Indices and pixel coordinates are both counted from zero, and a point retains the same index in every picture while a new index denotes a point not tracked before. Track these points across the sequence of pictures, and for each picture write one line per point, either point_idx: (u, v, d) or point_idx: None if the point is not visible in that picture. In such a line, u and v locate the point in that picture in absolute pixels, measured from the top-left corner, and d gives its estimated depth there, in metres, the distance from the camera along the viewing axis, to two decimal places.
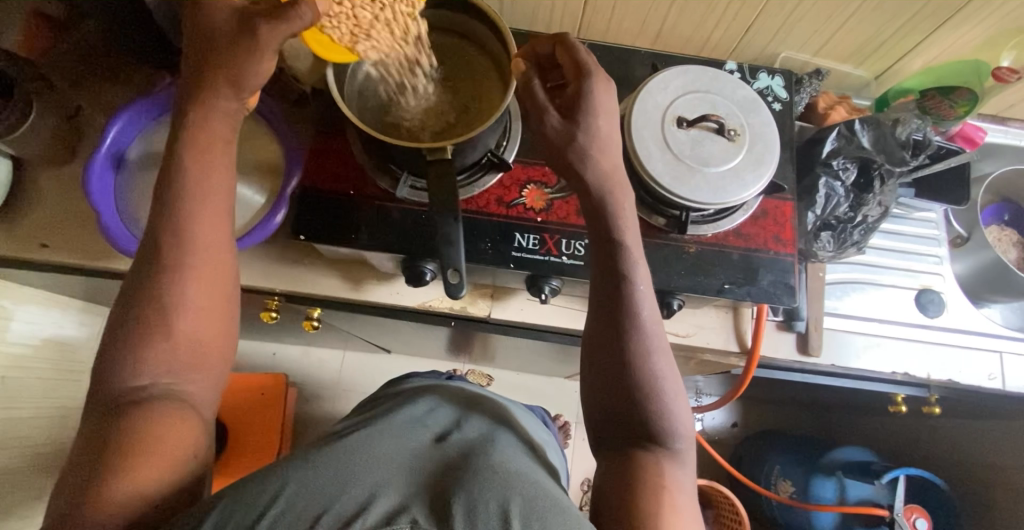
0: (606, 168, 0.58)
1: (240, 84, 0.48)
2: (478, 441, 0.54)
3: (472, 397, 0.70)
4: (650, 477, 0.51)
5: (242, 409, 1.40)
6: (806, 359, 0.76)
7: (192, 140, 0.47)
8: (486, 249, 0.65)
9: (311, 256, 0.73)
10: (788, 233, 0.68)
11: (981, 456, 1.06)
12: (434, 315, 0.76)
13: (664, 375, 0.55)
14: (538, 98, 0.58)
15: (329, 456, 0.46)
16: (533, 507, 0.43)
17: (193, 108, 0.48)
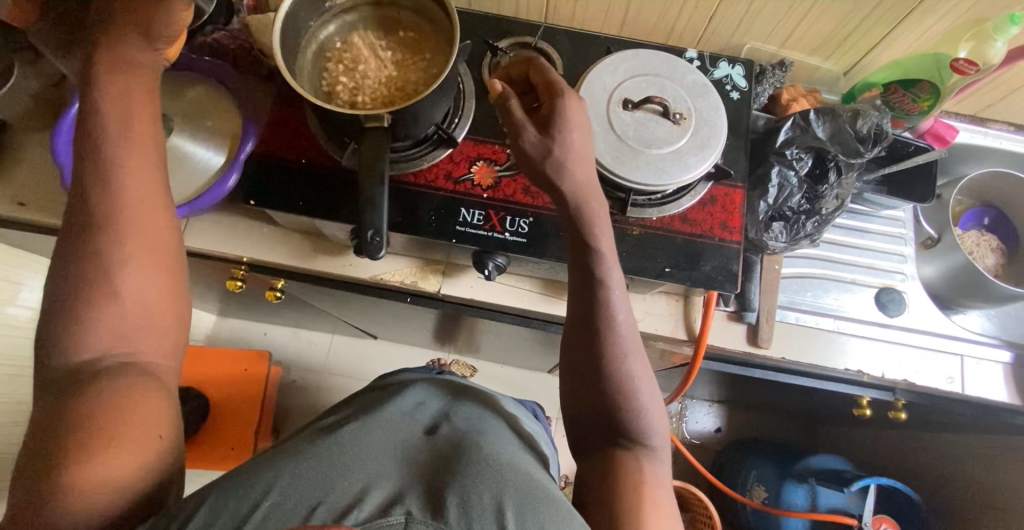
0: (582, 181, 0.56)
1: (151, 33, 0.49)
2: (469, 434, 0.53)
3: (461, 384, 0.68)
4: (629, 475, 0.52)
5: (229, 387, 1.44)
6: (756, 351, 0.74)
7: (112, 89, 0.48)
8: (430, 222, 0.66)
9: (269, 225, 0.76)
10: (735, 221, 0.67)
11: (955, 470, 1.03)
12: (389, 290, 0.78)
13: (639, 377, 0.55)
14: (515, 116, 0.56)
15: (316, 449, 0.46)
16: (529, 504, 0.43)
17: (102, 49, 0.48)
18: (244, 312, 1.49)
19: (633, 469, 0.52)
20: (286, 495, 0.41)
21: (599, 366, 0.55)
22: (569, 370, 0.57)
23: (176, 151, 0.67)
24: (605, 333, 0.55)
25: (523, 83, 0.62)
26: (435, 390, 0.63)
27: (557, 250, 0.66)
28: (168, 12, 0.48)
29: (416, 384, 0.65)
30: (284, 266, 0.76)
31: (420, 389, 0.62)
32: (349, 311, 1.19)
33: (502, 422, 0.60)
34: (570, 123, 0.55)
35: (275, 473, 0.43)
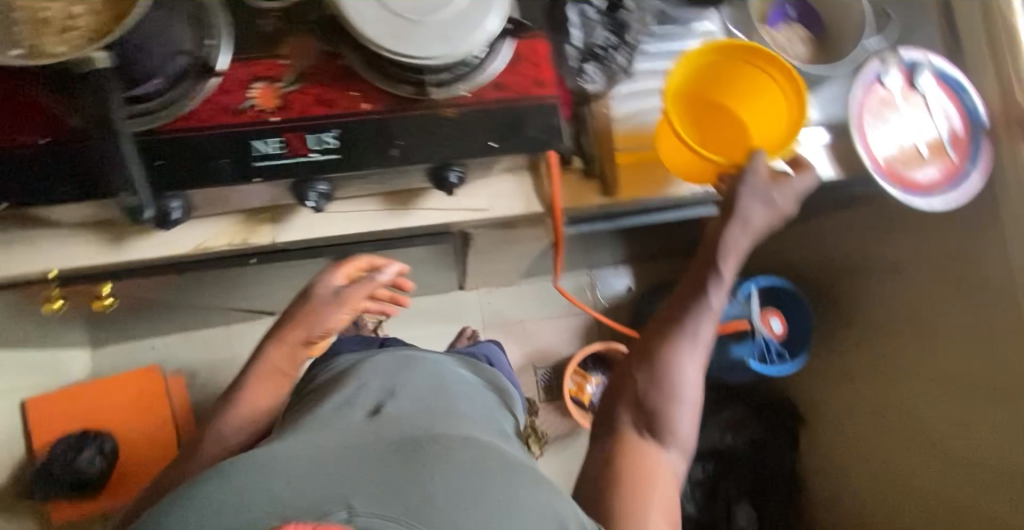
0: (737, 241, 0.69)
1: (313, 328, 0.72)
2: (415, 417, 0.59)
3: (409, 356, 0.75)
4: (635, 458, 0.66)
5: (134, 415, 1.35)
6: (609, 202, 0.75)
7: (264, 364, 0.74)
8: (223, 166, 0.58)
9: (52, 226, 0.65)
10: (546, 73, 0.65)
11: (815, 249, 1.16)
12: (226, 255, 0.71)
13: (687, 380, 0.68)
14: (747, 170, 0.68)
15: (240, 463, 0.50)
16: (477, 472, 0.51)
17: (274, 347, 0.73)
18: (119, 333, 1.35)
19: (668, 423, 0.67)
20: (208, 517, 0.45)
21: (683, 363, 0.68)
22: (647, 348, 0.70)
23: None
24: (693, 335, 0.68)
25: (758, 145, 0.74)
26: (387, 365, 0.72)
27: (373, 156, 0.61)
28: (330, 314, 0.72)
29: (366, 367, 0.72)
30: (91, 267, 0.67)
31: (373, 369, 0.71)
32: (223, 295, 1.10)
33: (454, 395, 0.68)
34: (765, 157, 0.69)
35: (196, 493, 0.48)
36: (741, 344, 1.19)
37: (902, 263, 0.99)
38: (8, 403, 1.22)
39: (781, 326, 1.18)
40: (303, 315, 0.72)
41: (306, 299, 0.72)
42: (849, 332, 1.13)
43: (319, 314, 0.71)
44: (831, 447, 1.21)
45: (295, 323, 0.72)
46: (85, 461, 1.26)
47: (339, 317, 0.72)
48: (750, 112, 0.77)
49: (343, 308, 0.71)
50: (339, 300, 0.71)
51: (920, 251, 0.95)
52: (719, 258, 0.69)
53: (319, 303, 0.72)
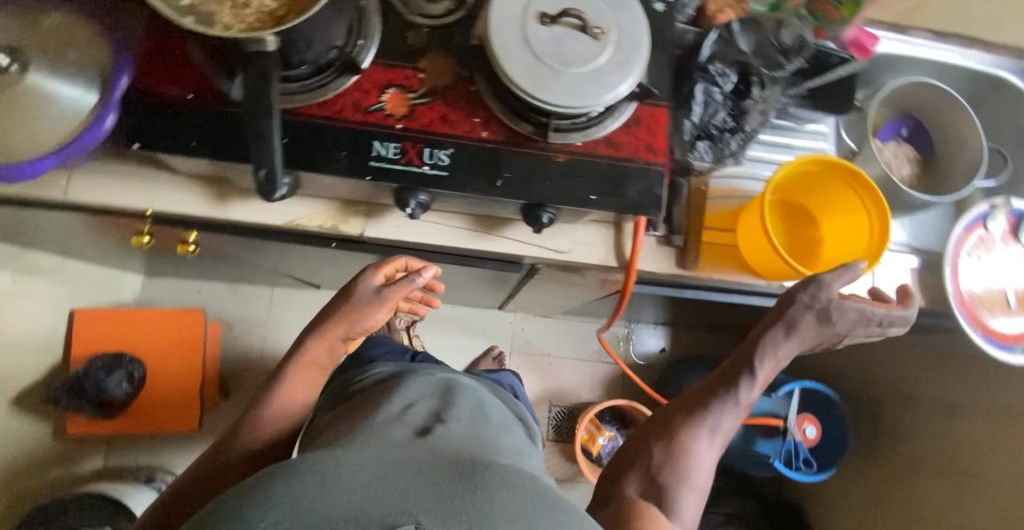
0: (790, 339, 0.67)
1: (354, 322, 0.74)
2: (461, 442, 0.60)
3: (446, 381, 0.76)
4: (643, 529, 0.60)
5: (164, 350, 1.40)
6: (685, 275, 0.75)
7: (301, 361, 0.75)
8: (340, 158, 0.61)
9: (168, 171, 0.69)
10: (660, 142, 0.66)
11: (865, 366, 1.13)
12: (311, 235, 0.74)
13: (704, 463, 0.64)
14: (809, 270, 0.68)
15: (312, 459, 0.50)
16: (530, 496, 0.51)
17: (309, 342, 0.76)
18: (173, 269, 1.41)
19: (678, 497, 0.63)
20: (287, 508, 0.45)
21: (706, 442, 0.65)
22: (671, 420, 0.67)
23: (37, 93, 0.59)
24: (721, 417, 0.66)
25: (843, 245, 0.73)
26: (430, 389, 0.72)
27: (479, 183, 0.63)
28: (371, 311, 0.74)
29: (410, 384, 0.73)
30: (191, 216, 0.70)
31: (414, 386, 0.72)
32: (284, 261, 1.15)
33: (490, 427, 0.68)
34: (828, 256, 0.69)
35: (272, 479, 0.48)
36: (768, 442, 1.17)
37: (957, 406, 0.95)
38: (58, 309, 1.29)
39: (814, 434, 1.16)
40: (340, 311, 0.75)
41: (346, 298, 0.75)
42: (883, 461, 1.09)
43: (360, 312, 0.74)
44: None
45: (335, 318, 0.75)
46: (114, 382, 1.31)
47: (378, 316, 0.75)
48: (833, 228, 0.75)
49: (384, 307, 0.74)
50: (378, 299, 0.74)
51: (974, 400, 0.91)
52: (766, 353, 0.67)
53: (362, 302, 0.74)
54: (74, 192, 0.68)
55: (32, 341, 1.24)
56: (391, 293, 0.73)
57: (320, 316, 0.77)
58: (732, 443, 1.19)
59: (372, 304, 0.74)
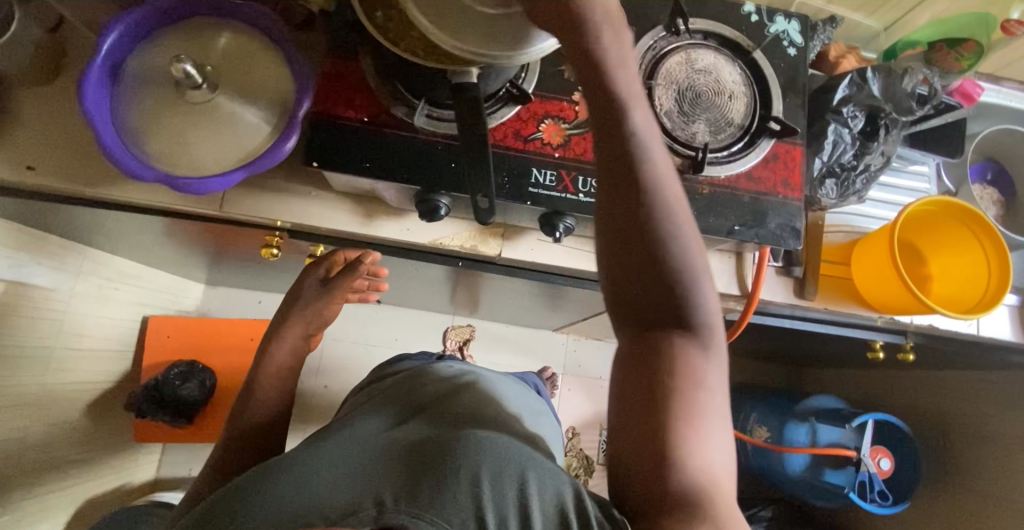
0: (629, 77, 0.47)
1: (313, 315, 0.84)
2: (431, 424, 0.61)
3: (463, 372, 0.81)
4: (665, 381, 0.49)
5: (233, 358, 1.44)
6: (801, 305, 0.78)
7: (273, 355, 0.83)
8: (503, 184, 0.64)
9: (319, 188, 0.72)
10: (796, 178, 0.69)
11: (946, 402, 1.18)
12: (442, 254, 0.77)
13: (684, 251, 0.49)
14: None
15: (277, 468, 0.55)
16: (494, 461, 0.51)
17: (276, 337, 0.83)
18: (242, 279, 1.43)
19: (683, 365, 0.49)
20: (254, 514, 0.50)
21: (673, 289, 0.49)
22: (615, 302, 0.51)
23: (223, 112, 0.62)
24: (667, 251, 0.48)
25: (961, 283, 0.77)
26: (438, 383, 0.75)
27: None
28: (325, 301, 0.83)
29: (431, 377, 0.78)
30: (341, 232, 0.73)
31: (428, 379, 0.77)
32: None
33: (485, 401, 0.70)
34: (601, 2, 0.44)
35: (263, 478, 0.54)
36: (837, 473, 1.19)
37: None
38: (131, 315, 1.31)
39: (888, 465, 1.15)
40: (296, 305, 0.84)
41: (302, 295, 0.84)
42: (963, 497, 1.11)
43: (318, 304, 0.83)
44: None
45: (299, 313, 0.84)
46: (189, 392, 1.34)
47: (334, 304, 0.84)
48: (941, 266, 0.79)
49: (337, 296, 0.83)
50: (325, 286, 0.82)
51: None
52: (626, 111, 0.47)
53: (316, 296, 0.83)
54: (231, 205, 0.70)
55: (107, 347, 1.25)
56: (341, 283, 0.81)
57: (281, 310, 0.86)
58: (798, 472, 1.24)
59: (323, 296, 0.83)
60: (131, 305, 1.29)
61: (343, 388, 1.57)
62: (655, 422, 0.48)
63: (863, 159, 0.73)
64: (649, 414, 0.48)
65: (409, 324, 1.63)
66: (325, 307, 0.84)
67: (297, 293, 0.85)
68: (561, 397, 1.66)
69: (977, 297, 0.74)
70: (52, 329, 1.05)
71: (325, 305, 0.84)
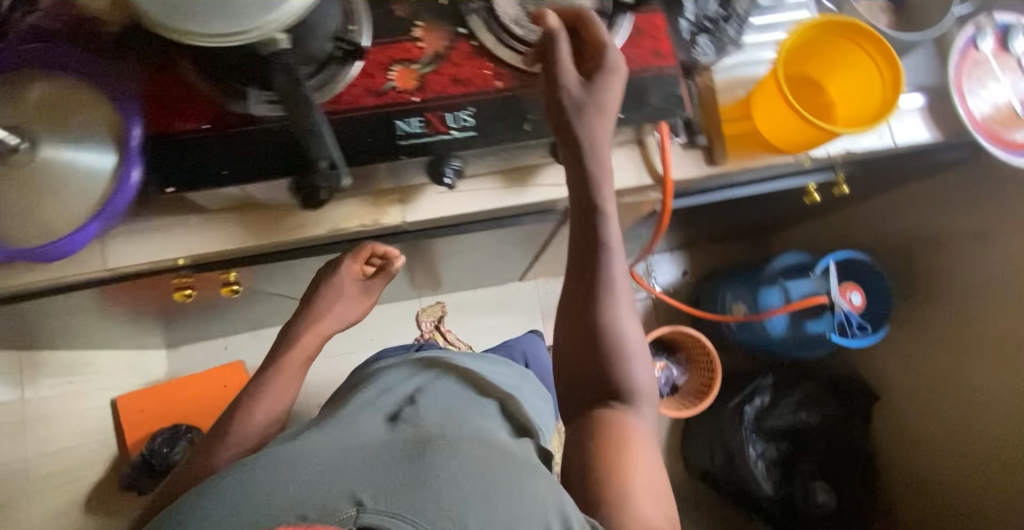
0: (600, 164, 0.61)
1: (338, 319, 0.78)
2: (422, 419, 0.63)
3: (438, 362, 0.82)
4: (618, 429, 0.60)
5: (213, 410, 1.36)
6: (715, 172, 0.78)
7: (285, 361, 0.75)
8: (371, 145, 0.61)
9: (197, 213, 0.68)
10: (664, 46, 0.67)
11: (901, 221, 1.20)
12: (353, 239, 0.75)
13: (628, 334, 0.63)
14: (562, 51, 0.59)
15: (268, 457, 0.55)
16: (479, 468, 0.52)
17: (294, 341, 0.76)
18: (200, 331, 1.40)
19: (622, 429, 0.60)
20: (241, 506, 0.49)
21: (620, 361, 0.62)
22: (579, 360, 0.63)
23: (53, 166, 0.58)
24: (617, 327, 0.62)
25: (856, 96, 0.76)
26: (414, 376, 0.77)
27: (509, 131, 0.63)
28: (351, 306, 0.78)
29: (406, 370, 0.79)
30: (239, 250, 0.70)
31: (399, 383, 0.75)
32: None
33: (468, 399, 0.71)
34: (609, 88, 0.59)
35: (226, 484, 0.53)
36: (819, 321, 1.23)
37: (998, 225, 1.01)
38: (99, 402, 1.27)
39: (860, 299, 1.16)
40: (315, 307, 0.77)
41: (324, 293, 0.77)
42: (940, 302, 1.15)
43: (340, 305, 0.77)
44: (923, 411, 1.23)
45: (321, 315, 0.77)
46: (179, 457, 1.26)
47: (356, 306, 0.79)
48: (840, 89, 0.78)
49: (366, 298, 0.78)
50: (358, 289, 0.78)
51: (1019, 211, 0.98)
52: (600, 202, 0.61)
53: (341, 293, 0.77)
54: (116, 258, 0.67)
55: (85, 439, 1.22)
56: (371, 285, 0.78)
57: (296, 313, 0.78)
58: (782, 332, 1.28)
59: (348, 300, 0.77)
60: (93, 392, 1.25)
61: None
62: (611, 454, 0.58)
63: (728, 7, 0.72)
64: (608, 447, 0.59)
65: (381, 321, 1.61)
66: (355, 314, 0.78)
67: (318, 292, 0.77)
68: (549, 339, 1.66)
69: (872, 103, 0.73)
70: (15, 440, 1.02)
71: (355, 311, 0.78)
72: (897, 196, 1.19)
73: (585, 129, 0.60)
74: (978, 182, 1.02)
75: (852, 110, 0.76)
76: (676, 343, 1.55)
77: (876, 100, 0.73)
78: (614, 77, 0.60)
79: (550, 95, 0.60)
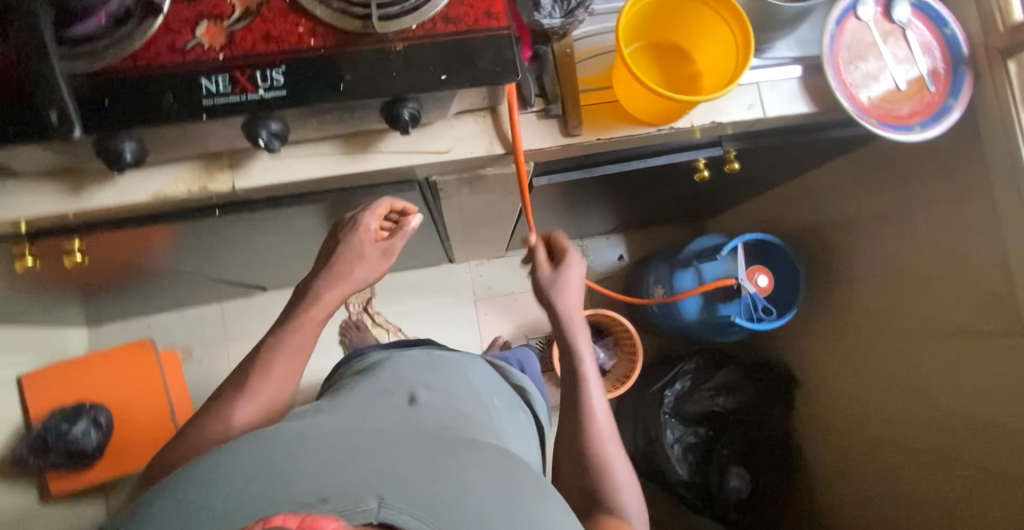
0: (576, 325, 0.84)
1: (351, 280, 0.74)
2: (437, 420, 0.62)
3: (439, 356, 0.79)
4: None
5: (126, 387, 1.37)
6: (572, 143, 0.75)
7: (292, 323, 0.72)
8: (170, 103, 0.58)
9: (11, 177, 0.66)
10: (498, 6, 0.64)
11: (818, 204, 1.17)
12: (192, 206, 0.74)
13: (615, 459, 0.78)
14: (536, 256, 0.84)
15: (281, 446, 0.52)
16: (496, 488, 0.52)
17: (313, 302, 0.73)
18: (113, 309, 1.38)
19: None
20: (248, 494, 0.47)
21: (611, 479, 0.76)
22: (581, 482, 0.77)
23: None
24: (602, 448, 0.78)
25: (713, 66, 0.75)
26: (418, 365, 0.75)
27: (322, 92, 0.60)
28: (365, 265, 0.74)
29: (410, 359, 0.77)
30: (60, 216, 0.68)
31: (404, 368, 0.74)
32: (207, 264, 1.11)
33: (479, 406, 0.69)
34: (570, 271, 0.83)
35: (236, 458, 0.51)
36: (728, 304, 1.20)
37: (900, 206, 0.98)
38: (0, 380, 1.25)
39: (768, 281, 1.14)
40: (329, 271, 0.73)
41: (337, 253, 0.73)
42: (851, 286, 1.13)
43: (356, 266, 0.73)
44: (836, 397, 1.22)
45: (332, 281, 0.73)
46: (80, 430, 1.28)
47: (375, 269, 0.75)
48: (704, 57, 0.76)
49: (384, 259, 0.74)
50: (378, 250, 0.74)
51: (919, 191, 0.95)
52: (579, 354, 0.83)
53: (358, 251, 0.73)
54: None
55: None
56: (390, 245, 0.74)
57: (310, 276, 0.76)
58: (696, 316, 1.24)
59: (360, 260, 0.73)
60: None
61: None
62: None
63: None
64: None
65: None
66: (373, 276, 0.75)
67: (332, 247, 0.75)
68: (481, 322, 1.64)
69: (723, 74, 0.73)
70: None
71: (373, 271, 0.74)
72: (813, 176, 1.16)
73: (563, 296, 0.83)
74: (884, 162, 0.99)
75: (711, 81, 0.75)
76: (603, 327, 1.51)
77: (731, 69, 0.71)
78: (581, 268, 0.84)
79: (536, 284, 0.84)
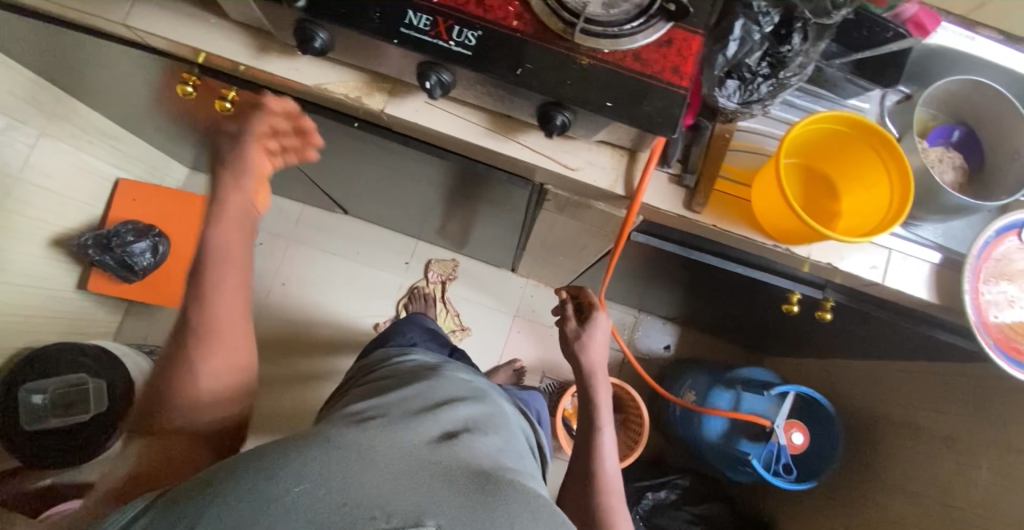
0: (596, 375, 0.88)
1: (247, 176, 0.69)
2: (481, 451, 0.61)
3: (480, 389, 0.78)
4: None
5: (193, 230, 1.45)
6: (688, 216, 0.75)
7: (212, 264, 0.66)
8: (373, 19, 0.64)
9: (219, 17, 0.74)
10: (688, 66, 0.65)
11: (888, 397, 1.10)
12: (338, 109, 0.81)
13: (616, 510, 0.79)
14: (567, 311, 0.91)
15: (341, 448, 0.53)
16: (547, 524, 0.53)
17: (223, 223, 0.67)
18: None
19: None
20: (315, 489, 0.48)
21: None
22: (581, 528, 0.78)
23: None
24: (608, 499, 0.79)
25: (857, 211, 0.74)
26: (462, 391, 0.74)
27: (500, 68, 0.64)
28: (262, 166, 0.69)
29: (455, 382, 0.76)
30: (237, 65, 0.75)
31: (449, 387, 0.74)
32: (314, 166, 1.19)
33: (518, 453, 0.69)
34: (596, 330, 0.89)
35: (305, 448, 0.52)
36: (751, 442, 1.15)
37: (975, 440, 0.91)
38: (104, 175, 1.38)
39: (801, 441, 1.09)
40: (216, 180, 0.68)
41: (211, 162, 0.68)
42: (886, 492, 1.05)
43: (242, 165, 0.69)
44: None
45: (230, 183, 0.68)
46: (139, 249, 1.37)
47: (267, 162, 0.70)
48: (852, 200, 0.75)
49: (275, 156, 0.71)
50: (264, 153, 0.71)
51: (995, 433, 0.88)
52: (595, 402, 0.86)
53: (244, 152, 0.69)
54: (134, 20, 0.73)
55: (76, 196, 1.32)
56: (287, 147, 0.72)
57: (226, 201, 0.67)
58: (714, 436, 1.20)
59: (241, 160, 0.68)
60: (104, 163, 1.36)
61: (298, 292, 1.58)
62: None
63: (778, 67, 0.69)
64: None
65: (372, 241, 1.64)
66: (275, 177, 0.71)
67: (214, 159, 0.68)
68: (509, 338, 1.64)
69: (865, 224, 0.72)
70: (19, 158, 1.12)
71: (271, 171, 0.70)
72: (897, 368, 1.10)
73: (587, 345, 0.88)
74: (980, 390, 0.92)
75: (854, 222, 0.73)
76: (618, 402, 1.48)
77: (877, 221, 0.70)
78: (608, 326, 0.90)
79: (564, 334, 0.91)
